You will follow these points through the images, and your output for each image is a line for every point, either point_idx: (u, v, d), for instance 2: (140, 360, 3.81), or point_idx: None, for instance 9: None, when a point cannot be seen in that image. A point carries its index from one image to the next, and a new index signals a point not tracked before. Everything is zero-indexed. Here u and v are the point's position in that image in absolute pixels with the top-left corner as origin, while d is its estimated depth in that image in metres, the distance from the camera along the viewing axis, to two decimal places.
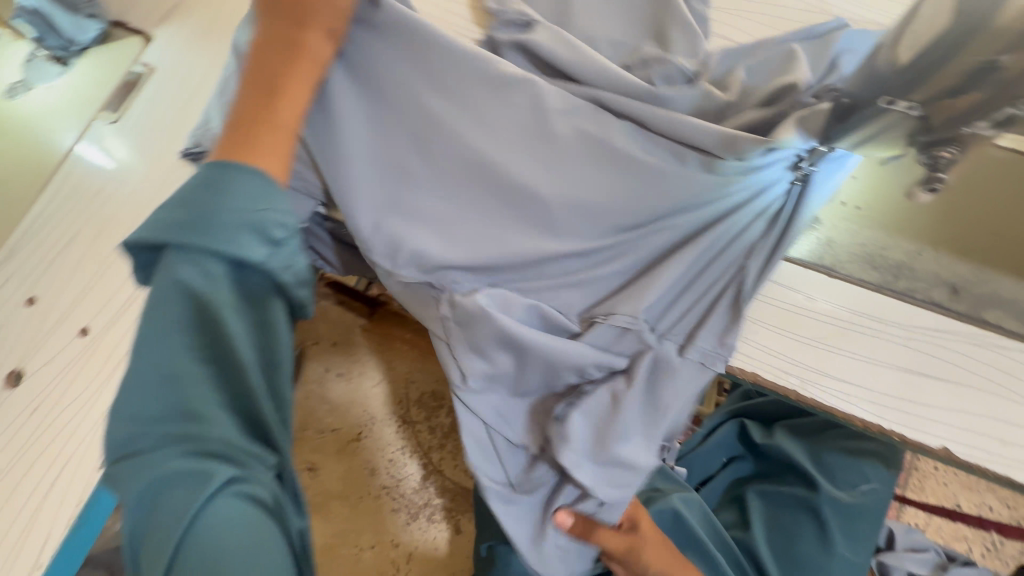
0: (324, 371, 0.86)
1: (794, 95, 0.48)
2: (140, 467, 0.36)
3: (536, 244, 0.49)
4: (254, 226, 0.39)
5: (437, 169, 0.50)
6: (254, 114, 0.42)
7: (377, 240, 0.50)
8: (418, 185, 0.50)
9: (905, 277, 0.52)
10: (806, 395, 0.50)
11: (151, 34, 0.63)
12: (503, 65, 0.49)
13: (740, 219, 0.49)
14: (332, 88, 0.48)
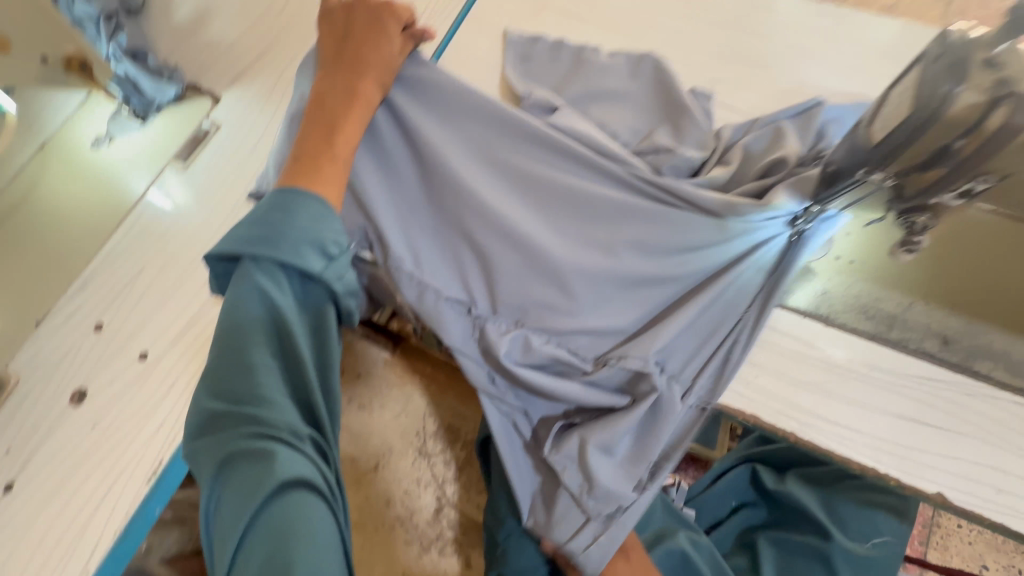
0: (346, 401, 0.89)
1: (786, 168, 0.55)
2: (218, 444, 0.40)
3: (556, 278, 0.55)
4: (316, 243, 0.46)
5: (461, 211, 0.56)
6: (316, 149, 0.50)
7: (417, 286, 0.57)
8: (453, 232, 0.57)
9: (897, 327, 0.56)
10: (805, 438, 0.53)
11: (220, 96, 0.73)
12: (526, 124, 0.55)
13: (741, 271, 0.54)
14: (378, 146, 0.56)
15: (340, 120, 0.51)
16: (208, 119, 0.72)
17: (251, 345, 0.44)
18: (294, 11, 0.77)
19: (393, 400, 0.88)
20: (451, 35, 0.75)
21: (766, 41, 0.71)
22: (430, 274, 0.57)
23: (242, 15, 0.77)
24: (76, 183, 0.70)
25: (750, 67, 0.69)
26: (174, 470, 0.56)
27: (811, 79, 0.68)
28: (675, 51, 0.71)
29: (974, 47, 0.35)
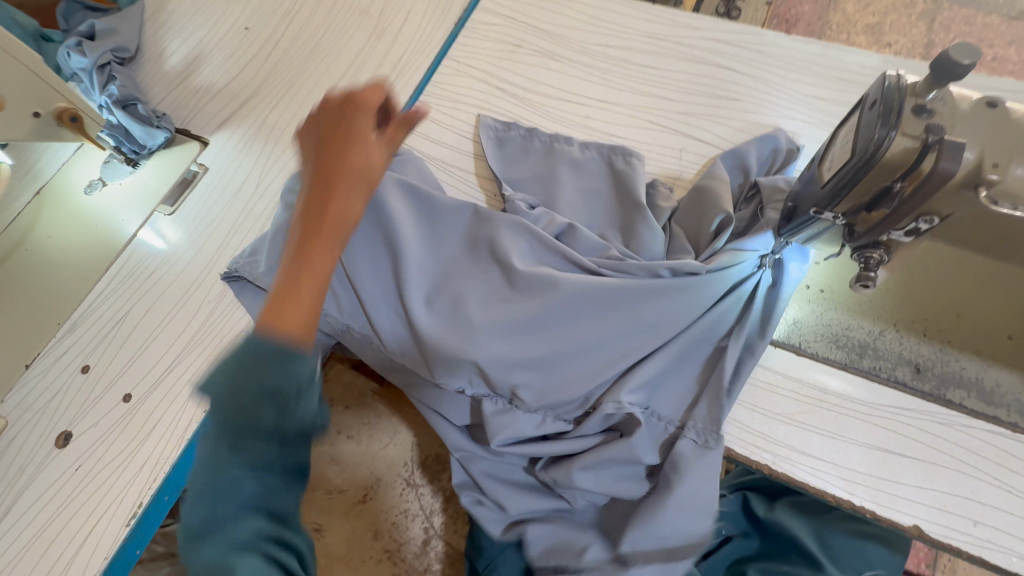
0: (335, 433, 0.90)
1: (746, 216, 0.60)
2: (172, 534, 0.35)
3: (515, 333, 0.55)
4: (269, 392, 0.31)
5: (438, 284, 0.59)
6: (303, 244, 0.37)
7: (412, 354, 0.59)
8: (433, 303, 0.58)
9: (869, 356, 0.56)
10: (778, 470, 0.53)
11: (208, 140, 0.76)
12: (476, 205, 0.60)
13: (723, 308, 0.55)
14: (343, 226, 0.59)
15: (332, 232, 0.38)
16: (197, 163, 0.74)
17: (248, 451, 0.32)
18: (281, 57, 0.80)
19: (381, 431, 0.90)
20: (430, 75, 0.77)
21: (734, 75, 0.73)
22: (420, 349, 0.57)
23: (232, 62, 0.81)
24: (64, 227, 0.70)
25: (719, 101, 0.71)
26: (154, 512, 0.57)
27: (778, 111, 0.70)
28: (647, 87, 0.73)
29: (903, 93, 0.37)
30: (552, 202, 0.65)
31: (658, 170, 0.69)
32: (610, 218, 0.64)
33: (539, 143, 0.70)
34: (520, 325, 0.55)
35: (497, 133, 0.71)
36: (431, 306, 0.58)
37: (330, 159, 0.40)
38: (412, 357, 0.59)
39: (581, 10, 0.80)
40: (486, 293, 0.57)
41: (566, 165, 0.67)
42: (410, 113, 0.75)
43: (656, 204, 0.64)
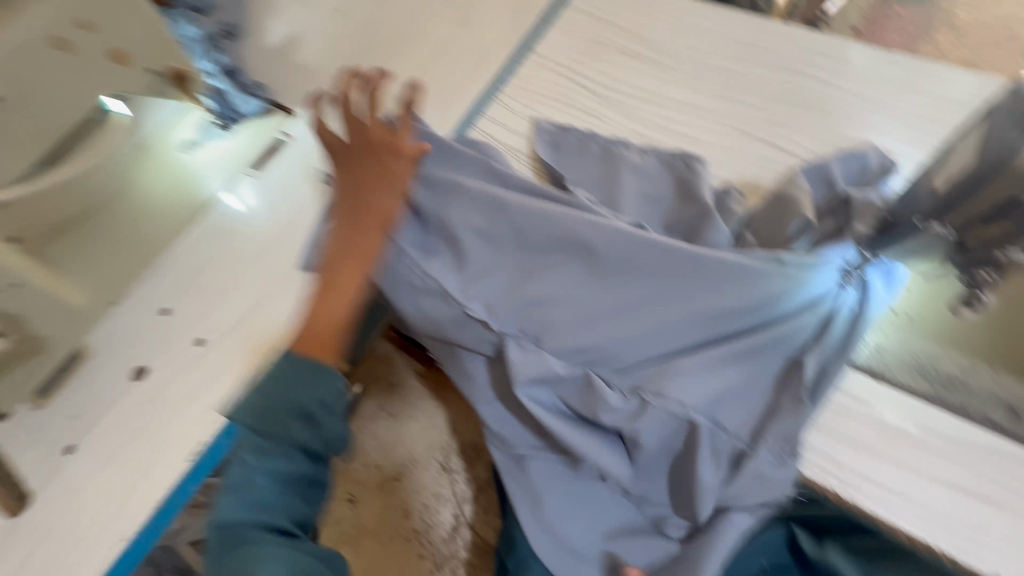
0: (377, 409, 0.91)
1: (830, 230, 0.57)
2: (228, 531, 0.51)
3: (556, 297, 0.57)
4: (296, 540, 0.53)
5: (524, 252, 0.59)
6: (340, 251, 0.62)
7: (513, 323, 0.58)
8: (523, 274, 0.59)
9: (958, 390, 0.52)
10: (845, 498, 0.50)
11: (295, 112, 0.80)
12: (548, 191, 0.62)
13: (799, 323, 0.53)
14: (430, 198, 0.62)
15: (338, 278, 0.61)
16: (284, 132, 0.78)
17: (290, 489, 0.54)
18: (371, 41, 0.84)
19: (421, 413, 0.90)
20: (511, 67, 0.79)
21: (824, 87, 0.71)
22: (506, 321, 0.58)
23: (326, 42, 0.85)
24: None
25: (808, 112, 0.69)
26: (213, 453, 0.59)
27: (871, 126, 0.67)
28: (730, 92, 0.72)
29: None
30: (613, 202, 0.64)
31: (734, 176, 0.67)
32: (680, 218, 0.62)
33: (595, 146, 0.69)
34: (563, 290, 0.57)
35: (551, 138, 0.71)
36: (522, 276, 0.59)
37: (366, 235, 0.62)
38: (513, 325, 0.58)
39: (666, 16, 0.80)
40: (572, 267, 0.57)
41: (627, 168, 0.66)
42: (488, 101, 0.76)
43: (727, 208, 0.62)
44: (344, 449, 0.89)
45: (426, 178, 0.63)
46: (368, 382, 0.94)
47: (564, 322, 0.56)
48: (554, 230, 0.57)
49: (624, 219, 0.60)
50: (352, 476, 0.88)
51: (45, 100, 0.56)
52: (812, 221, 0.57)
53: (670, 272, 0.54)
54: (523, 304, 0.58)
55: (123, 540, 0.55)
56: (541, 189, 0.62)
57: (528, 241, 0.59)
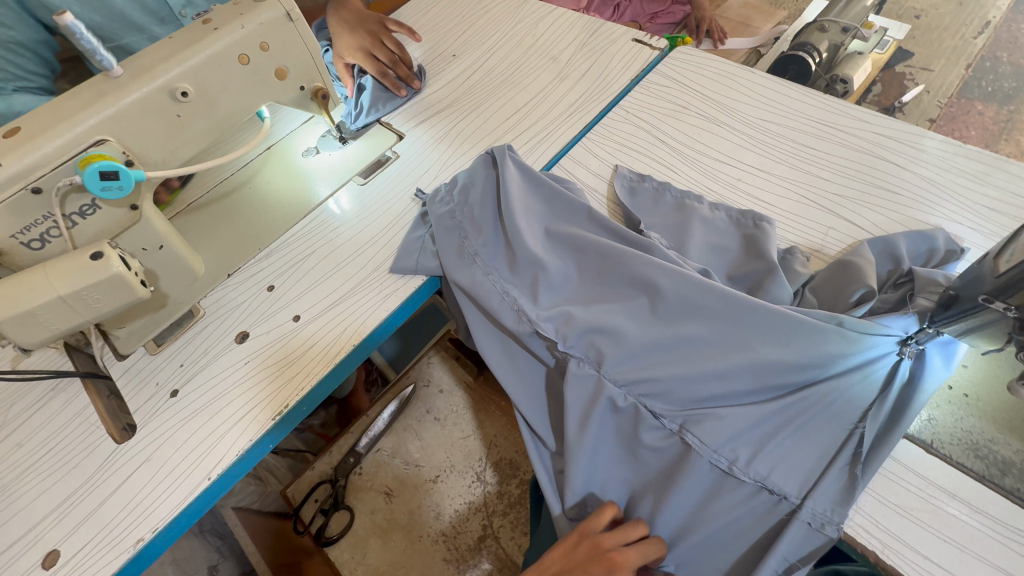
0: (424, 412, 0.97)
1: (896, 305, 0.59)
2: None
3: (620, 327, 0.61)
4: None
5: (599, 283, 0.66)
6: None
7: (577, 343, 0.63)
8: (595, 302, 0.65)
9: (1013, 475, 0.53)
10: (886, 562, 0.50)
11: (404, 134, 0.90)
12: (627, 230, 0.68)
13: (853, 384, 0.55)
14: (524, 223, 0.69)
15: None
16: (392, 151, 0.89)
17: None
18: (478, 80, 0.95)
19: (464, 425, 0.96)
20: (599, 118, 0.87)
21: (897, 170, 0.74)
22: (571, 343, 0.63)
23: (439, 77, 0.97)
24: (281, 176, 0.86)
25: (880, 190, 0.73)
26: (290, 416, 0.66)
27: (943, 211, 0.70)
28: (803, 163, 0.77)
29: None
30: (682, 248, 0.69)
31: (800, 239, 0.71)
32: (745, 271, 0.66)
33: (669, 197, 0.75)
34: (628, 322, 0.62)
35: (630, 183, 0.78)
36: (593, 304, 0.65)
37: (567, 540, 0.59)
38: (577, 347, 0.63)
39: (751, 89, 0.87)
40: (642, 301, 0.63)
41: (698, 219, 0.72)
42: (575, 146, 0.85)
43: (791, 268, 0.66)
44: (388, 443, 0.94)
45: (520, 204, 0.71)
46: (420, 385, 1.00)
47: (628, 350, 0.60)
48: (631, 266, 0.64)
49: (692, 266, 0.65)
50: (390, 469, 0.92)
51: (220, 100, 0.68)
52: (875, 289, 0.60)
53: (733, 321, 0.59)
54: (591, 329, 0.62)
55: (206, 480, 0.61)
56: (622, 228, 0.68)
57: (606, 274, 0.66)
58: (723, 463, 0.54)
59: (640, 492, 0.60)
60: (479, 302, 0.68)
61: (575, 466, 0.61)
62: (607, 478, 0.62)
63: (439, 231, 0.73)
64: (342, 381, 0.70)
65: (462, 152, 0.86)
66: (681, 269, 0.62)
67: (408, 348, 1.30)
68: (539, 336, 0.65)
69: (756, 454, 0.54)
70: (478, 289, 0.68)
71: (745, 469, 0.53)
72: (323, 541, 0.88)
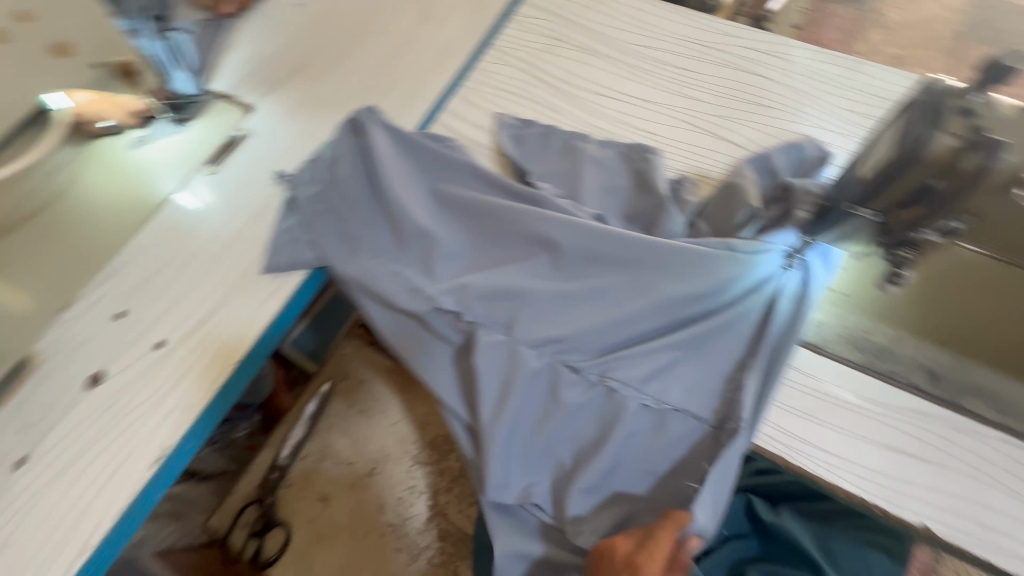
0: (347, 408, 0.91)
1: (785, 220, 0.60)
2: None
3: (524, 290, 0.58)
4: None
5: (497, 246, 0.62)
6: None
7: (484, 316, 0.59)
8: (497, 267, 0.61)
9: (885, 359, 0.58)
10: (794, 463, 0.54)
11: (252, 106, 0.77)
12: (518, 184, 0.63)
13: (753, 303, 0.57)
14: (403, 193, 0.63)
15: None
16: (240, 128, 0.75)
17: None
18: (330, 32, 0.83)
19: (394, 410, 0.92)
20: (474, 62, 0.80)
21: (768, 83, 0.75)
22: (476, 317, 0.59)
23: (282, 34, 0.83)
24: (112, 179, 0.72)
25: (754, 107, 0.73)
26: (178, 456, 0.58)
27: (809, 119, 0.72)
28: (682, 87, 0.76)
29: (947, 96, 0.44)
30: (576, 195, 0.66)
31: (686, 166, 0.70)
32: (638, 208, 0.65)
33: (558, 140, 0.71)
34: (531, 284, 0.59)
35: (515, 131, 0.73)
36: (495, 269, 0.60)
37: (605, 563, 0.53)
38: (484, 320, 0.59)
39: (623, 12, 0.83)
40: (543, 258, 0.60)
41: (588, 161, 0.68)
42: (452, 97, 0.77)
43: (681, 197, 0.66)
44: (314, 448, 0.88)
45: (394, 171, 0.63)
46: (337, 379, 0.94)
47: (537, 316, 0.58)
48: (527, 222, 0.60)
49: (586, 211, 0.63)
50: (323, 474, 0.87)
51: None
52: (759, 208, 0.61)
53: (633, 264, 0.58)
54: (498, 298, 0.59)
55: (86, 552, 0.53)
56: (511, 182, 0.63)
57: (502, 236, 0.61)
58: (646, 403, 0.56)
59: (570, 449, 0.59)
60: (371, 289, 0.62)
61: (506, 436, 0.58)
62: (537, 440, 0.60)
63: (312, 215, 0.64)
64: (237, 400, 0.62)
65: (324, 120, 0.75)
66: (577, 218, 0.60)
67: (325, 338, 1.21)
68: (444, 317, 0.60)
69: (672, 389, 0.56)
70: (367, 274, 0.61)
71: (665, 406, 0.56)
72: (261, 564, 0.82)
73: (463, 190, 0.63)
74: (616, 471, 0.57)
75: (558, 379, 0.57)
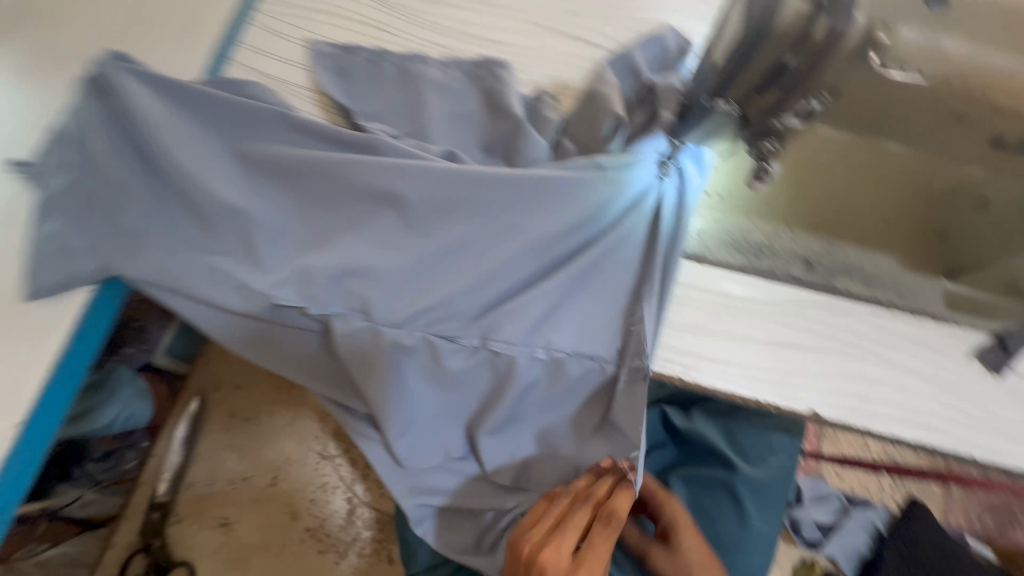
0: (228, 417, 0.81)
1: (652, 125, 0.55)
2: None
3: (373, 260, 0.49)
4: None
5: (332, 211, 0.51)
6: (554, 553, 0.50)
7: (334, 299, 0.50)
8: (337, 236, 0.50)
9: (766, 256, 0.57)
10: (690, 380, 0.52)
11: None
12: (342, 129, 0.51)
13: (631, 223, 0.52)
14: (192, 166, 0.49)
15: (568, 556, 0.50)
16: None
17: None
18: None
19: (287, 408, 0.82)
20: None
21: None
22: (325, 301, 0.50)
23: None
24: None
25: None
26: None
27: (666, 5, 0.65)
28: None
29: None
30: (421, 132, 0.56)
31: (543, 77, 0.61)
32: (495, 136, 0.56)
33: (389, 66, 0.58)
34: (380, 250, 0.50)
35: (334, 61, 0.59)
36: (335, 240, 0.50)
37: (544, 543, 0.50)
38: (335, 303, 0.50)
39: None
40: (389, 217, 0.50)
41: (428, 87, 0.57)
42: (246, 27, 0.60)
43: (541, 115, 0.58)
44: (199, 473, 0.79)
45: (173, 136, 0.48)
46: (209, 392, 0.83)
47: (396, 286, 0.50)
48: (360, 177, 0.49)
49: (433, 149, 0.53)
50: (216, 497, 0.78)
51: None
52: (623, 116, 0.55)
53: (492, 205, 0.50)
54: (345, 275, 0.49)
55: None
56: (332, 128, 0.51)
57: (335, 198, 0.50)
58: (535, 356, 0.50)
59: (471, 419, 0.53)
60: (185, 293, 0.49)
61: (391, 425, 0.52)
62: (431, 419, 0.54)
63: (71, 210, 0.47)
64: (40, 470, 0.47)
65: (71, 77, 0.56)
66: (421, 161, 0.50)
67: None
68: (288, 308, 0.50)
69: (562, 334, 0.51)
70: (174, 278, 0.49)
71: (558, 353, 0.50)
72: None
73: (274, 149, 0.50)
74: (519, 431, 0.53)
75: (432, 351, 0.50)
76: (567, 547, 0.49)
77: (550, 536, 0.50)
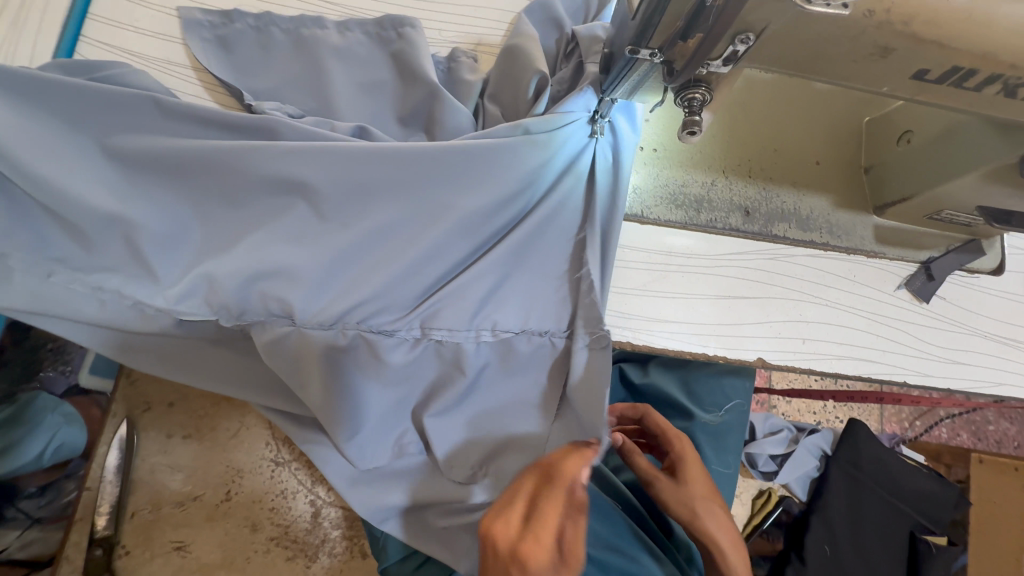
0: (166, 437, 0.76)
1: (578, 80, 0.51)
2: None
3: (288, 258, 0.44)
4: None
5: (233, 208, 0.45)
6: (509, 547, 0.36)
7: (250, 306, 0.45)
8: (243, 236, 0.45)
9: (705, 209, 0.55)
10: (639, 343, 0.52)
11: None
12: (229, 111, 0.44)
13: (566, 188, 0.49)
14: (54, 173, 0.42)
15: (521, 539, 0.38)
16: None
17: None
18: None
19: (232, 417, 0.78)
20: None
21: None
22: (242, 309, 0.45)
23: None
24: None
25: None
26: None
27: None
28: None
29: None
30: (327, 107, 0.50)
31: (458, 36, 0.56)
32: (410, 105, 0.51)
33: (280, 33, 0.51)
34: (295, 247, 0.45)
35: (215, 32, 0.51)
36: (241, 240, 0.45)
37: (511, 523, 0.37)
38: (252, 311, 0.45)
39: None
40: (300, 209, 0.45)
41: (328, 54, 0.51)
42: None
43: (460, 80, 0.53)
44: (143, 500, 0.73)
45: (24, 141, 0.41)
46: (137, 412, 0.76)
47: (317, 284, 0.45)
48: (257, 167, 0.43)
49: (341, 127, 0.48)
50: (167, 519, 0.73)
51: None
52: (548, 72, 0.50)
53: (413, 184, 0.45)
54: (257, 278, 0.44)
55: None
56: (217, 111, 0.44)
57: (234, 192, 0.44)
58: (478, 340, 0.48)
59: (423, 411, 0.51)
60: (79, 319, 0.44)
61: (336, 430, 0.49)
62: None
63: None
64: None
65: None
66: (327, 143, 0.45)
67: None
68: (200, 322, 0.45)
69: (505, 314, 0.48)
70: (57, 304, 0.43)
71: (504, 334, 0.48)
72: None
73: (150, 143, 0.43)
74: None
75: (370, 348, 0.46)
76: (554, 530, 0.35)
77: (531, 519, 0.36)
